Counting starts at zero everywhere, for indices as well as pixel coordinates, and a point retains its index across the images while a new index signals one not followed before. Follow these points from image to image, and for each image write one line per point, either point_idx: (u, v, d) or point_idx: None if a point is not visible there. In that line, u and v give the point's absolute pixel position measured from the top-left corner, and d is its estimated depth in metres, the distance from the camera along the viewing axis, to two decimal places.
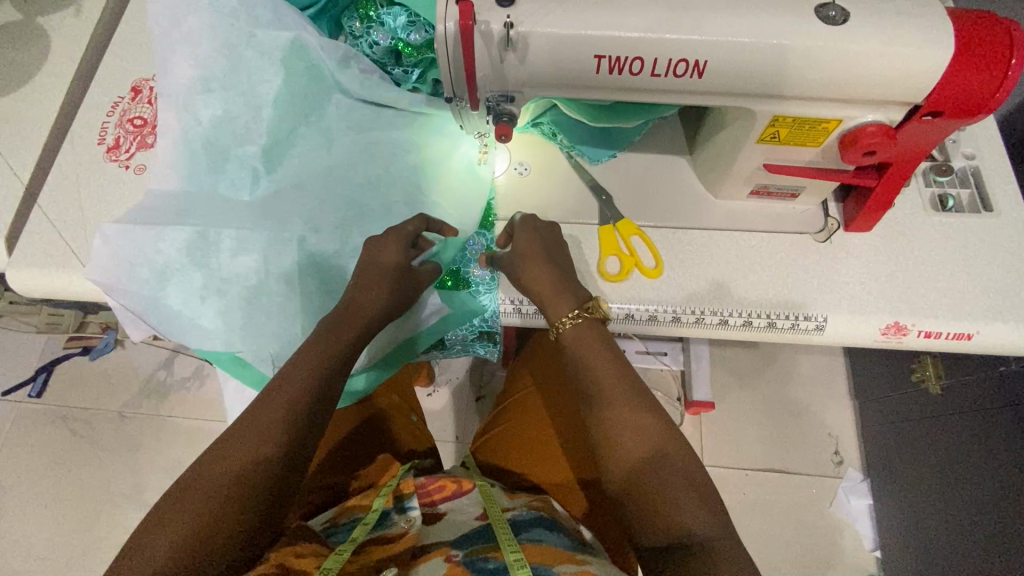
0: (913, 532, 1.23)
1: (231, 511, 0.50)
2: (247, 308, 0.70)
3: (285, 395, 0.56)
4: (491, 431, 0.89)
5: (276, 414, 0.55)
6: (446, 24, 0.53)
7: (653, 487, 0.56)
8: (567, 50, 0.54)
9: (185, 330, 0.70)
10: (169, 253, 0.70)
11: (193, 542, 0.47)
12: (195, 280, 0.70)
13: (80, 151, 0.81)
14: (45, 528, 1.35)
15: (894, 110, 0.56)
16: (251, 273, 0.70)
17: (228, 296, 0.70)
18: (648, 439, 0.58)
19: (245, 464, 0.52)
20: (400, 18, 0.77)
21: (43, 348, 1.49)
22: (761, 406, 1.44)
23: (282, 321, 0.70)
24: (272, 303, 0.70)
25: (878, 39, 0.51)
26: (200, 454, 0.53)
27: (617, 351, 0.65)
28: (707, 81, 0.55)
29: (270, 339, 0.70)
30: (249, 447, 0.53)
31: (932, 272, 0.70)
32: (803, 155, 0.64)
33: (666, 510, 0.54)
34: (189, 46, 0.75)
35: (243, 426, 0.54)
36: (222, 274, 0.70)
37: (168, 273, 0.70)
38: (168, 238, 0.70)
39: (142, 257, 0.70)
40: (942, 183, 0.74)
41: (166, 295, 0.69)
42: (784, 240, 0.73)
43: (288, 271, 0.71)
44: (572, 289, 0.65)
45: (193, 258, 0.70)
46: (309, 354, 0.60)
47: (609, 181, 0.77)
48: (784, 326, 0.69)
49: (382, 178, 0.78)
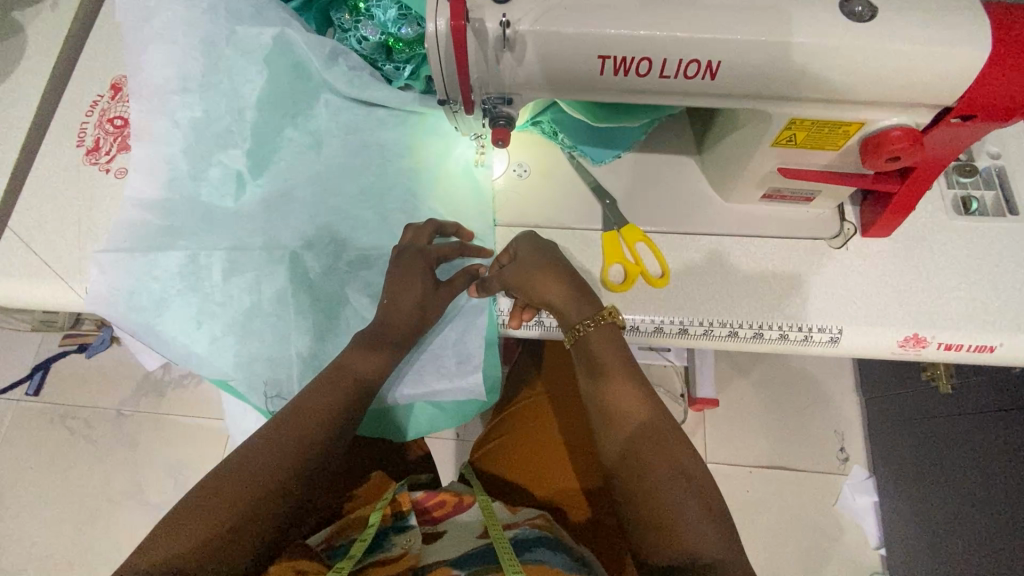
0: (921, 532, 1.21)
1: (267, 496, 0.55)
2: (241, 331, 0.67)
3: (302, 412, 0.61)
4: (492, 442, 0.86)
5: (312, 415, 0.61)
6: (437, 23, 0.49)
7: (668, 505, 0.53)
8: (567, 51, 0.50)
9: (179, 356, 0.67)
10: (164, 279, 0.67)
11: (232, 515, 0.53)
12: (190, 305, 0.67)
13: (59, 153, 0.77)
14: (45, 527, 1.34)
15: (921, 112, 0.52)
16: (245, 295, 0.68)
17: (223, 320, 0.67)
18: (667, 452, 0.57)
19: (285, 456, 0.58)
20: (390, 10, 0.71)
21: (39, 346, 1.48)
22: (767, 402, 1.41)
23: (277, 341, 0.68)
24: (265, 325, 0.68)
25: (908, 38, 0.47)
26: (246, 441, 0.59)
27: (632, 361, 0.63)
28: (719, 83, 0.51)
29: (263, 362, 0.67)
30: (288, 442, 0.58)
31: (953, 280, 0.66)
32: (820, 159, 0.60)
33: (678, 529, 0.52)
34: (165, 46, 0.70)
35: (262, 439, 0.59)
36: (216, 298, 0.67)
37: (164, 300, 0.67)
38: (161, 264, 0.67)
39: (138, 284, 0.67)
40: (965, 185, 0.71)
41: (162, 322, 0.66)
42: (797, 245, 0.69)
43: (281, 291, 0.69)
44: (590, 296, 0.65)
45: (189, 284, 0.67)
46: (322, 383, 0.63)
47: (612, 183, 0.73)
48: (796, 338, 0.66)
49: (376, 186, 0.74)
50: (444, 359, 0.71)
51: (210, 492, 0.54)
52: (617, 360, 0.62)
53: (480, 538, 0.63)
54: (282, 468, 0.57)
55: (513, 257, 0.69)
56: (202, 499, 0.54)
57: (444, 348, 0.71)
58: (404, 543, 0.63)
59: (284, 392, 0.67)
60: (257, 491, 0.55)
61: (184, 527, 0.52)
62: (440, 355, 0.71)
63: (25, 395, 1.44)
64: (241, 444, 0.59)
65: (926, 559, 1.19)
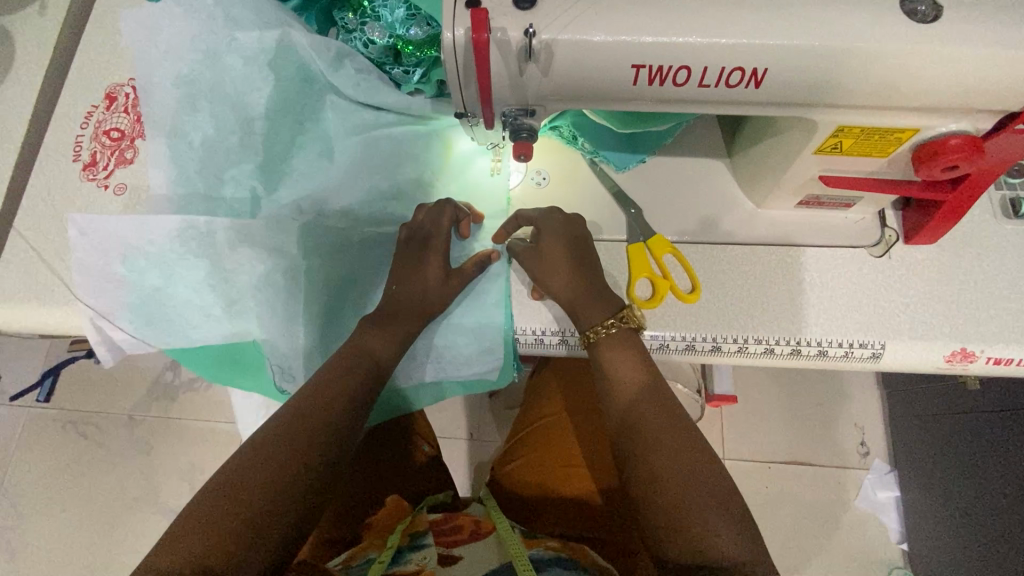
0: (931, 520, 1.21)
1: (283, 499, 0.51)
2: (256, 302, 0.64)
3: (303, 412, 0.57)
4: (513, 460, 0.84)
5: (318, 413, 0.57)
6: (455, 32, 0.45)
7: (686, 507, 0.51)
8: (598, 60, 0.45)
9: (185, 327, 0.64)
10: (162, 242, 0.64)
11: (248, 517, 0.49)
12: (197, 270, 0.65)
13: (56, 169, 0.74)
14: (62, 532, 1.34)
15: (981, 118, 0.48)
16: (255, 265, 0.65)
17: (234, 289, 0.65)
18: (683, 451, 0.54)
19: (296, 456, 0.53)
20: (398, 10, 0.67)
21: (48, 352, 1.46)
22: (787, 397, 1.38)
23: (287, 319, 0.65)
24: (276, 299, 0.65)
25: (970, 42, 0.43)
26: (252, 436, 0.55)
27: (647, 362, 0.61)
28: (761, 93, 0.47)
29: (271, 336, 0.64)
30: (299, 442, 0.54)
31: (1003, 289, 0.62)
32: (866, 166, 0.55)
33: (698, 533, 0.50)
34: (172, 65, 0.67)
35: (266, 440, 0.54)
36: (225, 266, 0.65)
37: (166, 264, 0.64)
38: (158, 226, 0.64)
39: (136, 247, 0.64)
40: (1014, 185, 0.66)
41: (170, 285, 0.65)
42: (836, 253, 0.65)
43: (292, 267, 0.66)
44: (605, 296, 0.62)
45: (192, 247, 0.65)
46: (323, 382, 0.59)
47: (636, 191, 0.69)
48: (836, 354, 0.63)
49: (391, 161, 0.71)
50: (457, 341, 0.67)
51: (212, 500, 0.49)
52: (626, 364, 0.60)
53: (499, 558, 0.62)
54: (296, 468, 0.53)
55: (535, 235, 0.66)
56: (207, 507, 0.49)
57: (457, 326, 0.67)
58: (421, 559, 0.62)
59: (285, 364, 0.65)
60: (266, 492, 0.51)
61: (194, 530, 0.47)
62: (454, 335, 0.67)
63: (37, 402, 1.43)
64: (243, 444, 0.54)
65: (940, 545, 1.19)
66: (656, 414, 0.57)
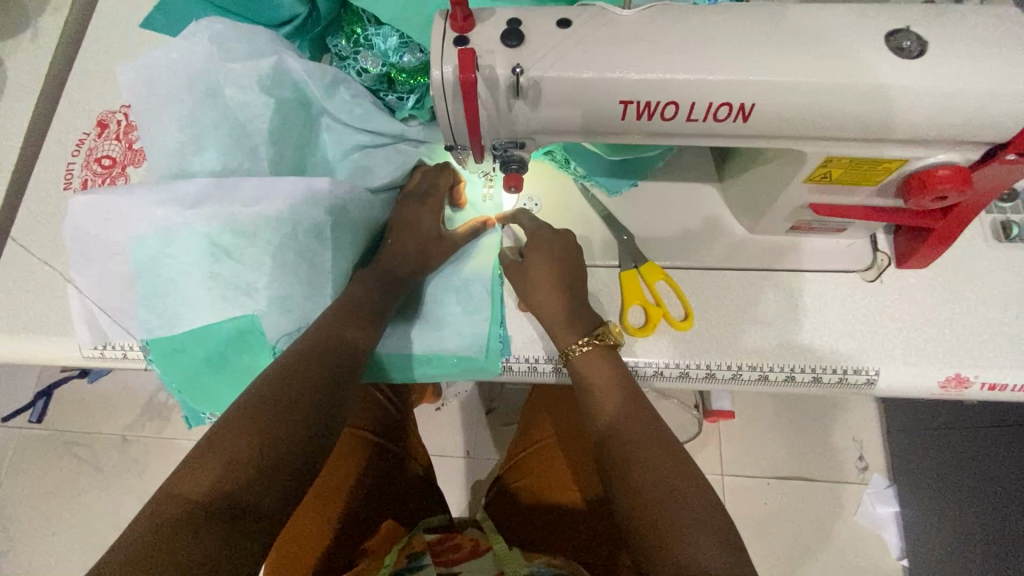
0: (924, 534, 1.22)
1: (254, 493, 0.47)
2: (275, 261, 0.62)
3: (271, 392, 0.52)
4: (509, 486, 0.83)
5: (303, 394, 0.53)
6: (443, 69, 0.45)
7: (666, 521, 0.50)
8: (586, 96, 0.45)
9: (188, 299, 0.61)
10: (170, 204, 0.60)
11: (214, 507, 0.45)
12: (203, 228, 0.60)
13: (49, 197, 0.74)
14: (55, 555, 1.32)
15: (970, 150, 0.48)
16: (273, 225, 0.61)
17: (255, 244, 0.61)
18: (665, 468, 0.53)
19: (270, 447, 0.49)
20: (390, 39, 0.69)
21: (42, 372, 1.45)
22: (786, 411, 1.37)
23: (310, 281, 0.64)
24: (297, 257, 0.63)
25: (955, 79, 0.43)
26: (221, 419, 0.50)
27: (628, 381, 0.60)
28: (750, 127, 0.47)
29: (295, 296, 0.63)
30: (276, 427, 0.50)
31: (996, 315, 0.62)
32: (856, 194, 0.55)
33: (677, 547, 0.48)
34: (170, 108, 0.64)
35: (236, 421, 0.49)
36: (239, 224, 0.60)
37: (169, 230, 0.60)
38: (176, 190, 0.61)
39: (142, 210, 0.60)
40: (1005, 209, 0.66)
41: (175, 248, 0.60)
42: (828, 278, 0.65)
43: (319, 226, 0.63)
44: (584, 316, 0.62)
45: (210, 196, 0.61)
46: (299, 372, 0.55)
47: (627, 215, 0.69)
48: (830, 380, 0.62)
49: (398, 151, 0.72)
50: (449, 307, 0.68)
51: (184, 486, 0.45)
52: (606, 385, 0.60)
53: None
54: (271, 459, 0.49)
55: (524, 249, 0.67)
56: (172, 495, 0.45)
57: (447, 293, 0.69)
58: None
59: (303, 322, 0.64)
60: (254, 464, 0.48)
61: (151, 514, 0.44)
62: (446, 305, 0.68)
63: (29, 423, 1.41)
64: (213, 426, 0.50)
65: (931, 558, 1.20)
66: (635, 427, 0.57)
